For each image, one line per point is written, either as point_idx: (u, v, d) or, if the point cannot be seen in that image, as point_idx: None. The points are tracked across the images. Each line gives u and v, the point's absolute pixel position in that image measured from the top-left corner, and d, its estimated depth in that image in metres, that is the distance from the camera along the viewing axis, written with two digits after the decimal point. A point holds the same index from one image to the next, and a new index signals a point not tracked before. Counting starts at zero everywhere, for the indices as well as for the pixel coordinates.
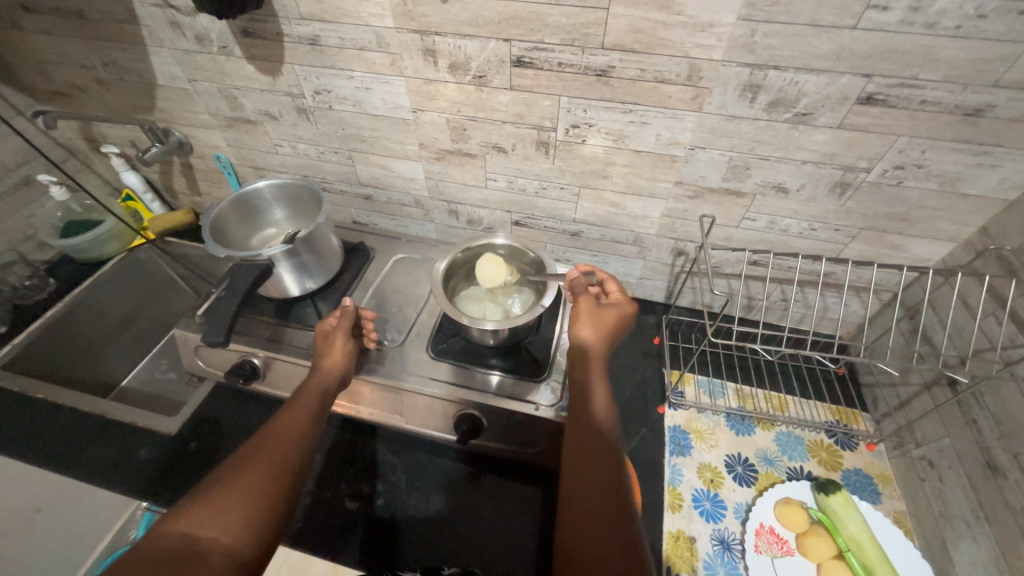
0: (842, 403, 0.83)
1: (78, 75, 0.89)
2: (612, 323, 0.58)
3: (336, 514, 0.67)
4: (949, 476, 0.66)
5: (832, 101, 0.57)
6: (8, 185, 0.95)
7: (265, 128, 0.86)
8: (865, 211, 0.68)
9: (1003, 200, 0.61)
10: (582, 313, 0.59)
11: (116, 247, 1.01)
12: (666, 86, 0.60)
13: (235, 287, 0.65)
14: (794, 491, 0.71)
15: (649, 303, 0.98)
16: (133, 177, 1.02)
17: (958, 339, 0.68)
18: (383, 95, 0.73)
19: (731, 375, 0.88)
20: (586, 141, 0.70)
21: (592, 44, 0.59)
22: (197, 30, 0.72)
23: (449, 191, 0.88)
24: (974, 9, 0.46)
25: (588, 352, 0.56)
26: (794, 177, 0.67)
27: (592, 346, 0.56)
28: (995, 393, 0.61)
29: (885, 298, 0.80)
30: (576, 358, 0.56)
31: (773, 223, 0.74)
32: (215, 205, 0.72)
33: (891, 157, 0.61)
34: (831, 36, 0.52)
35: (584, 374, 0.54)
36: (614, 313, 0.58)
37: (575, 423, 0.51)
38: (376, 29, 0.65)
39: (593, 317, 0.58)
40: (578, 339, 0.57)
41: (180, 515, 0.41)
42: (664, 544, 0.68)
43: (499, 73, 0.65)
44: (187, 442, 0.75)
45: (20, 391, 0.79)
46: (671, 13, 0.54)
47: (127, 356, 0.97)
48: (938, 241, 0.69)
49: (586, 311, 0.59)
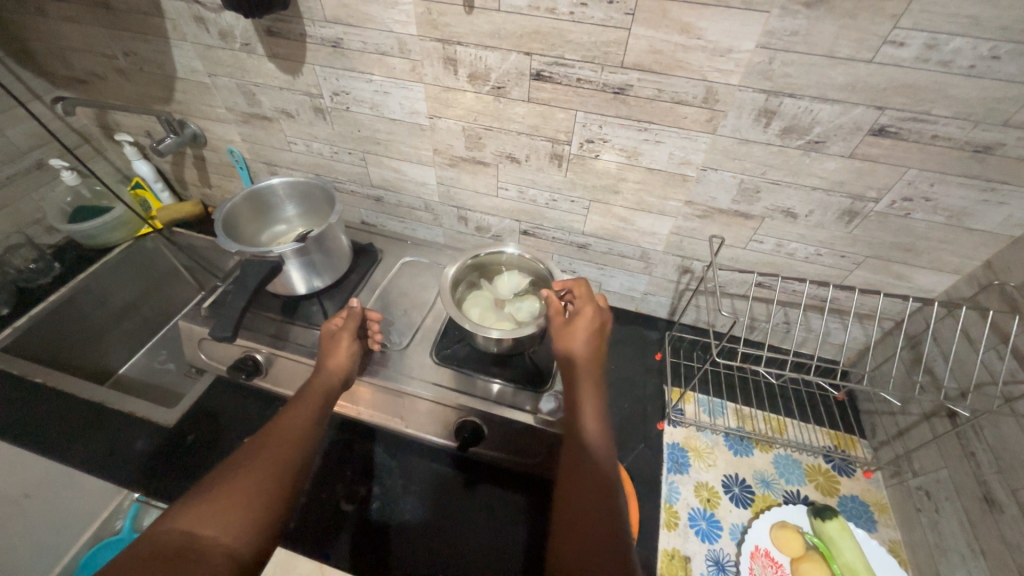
0: (840, 429, 0.84)
1: (99, 64, 0.90)
2: (586, 332, 0.57)
3: (330, 514, 0.67)
4: (945, 508, 0.66)
5: (845, 130, 0.58)
6: (21, 168, 0.96)
7: (281, 125, 0.87)
8: (871, 239, 0.69)
9: (1008, 237, 0.62)
10: (558, 329, 0.58)
11: (123, 235, 1.02)
12: (682, 107, 0.61)
13: (245, 282, 0.64)
14: (791, 515, 0.71)
15: (652, 319, 0.99)
16: (144, 167, 1.04)
17: (960, 372, 0.68)
18: (401, 100, 0.74)
19: (731, 396, 0.88)
20: (600, 156, 0.71)
21: (611, 62, 0.60)
22: (221, 26, 0.73)
23: (460, 197, 0.88)
24: (988, 50, 0.48)
25: (573, 364, 0.55)
26: (804, 203, 0.67)
27: (574, 356, 0.55)
28: (995, 427, 0.62)
29: (887, 326, 0.81)
30: (569, 374, 0.55)
31: (780, 246, 0.75)
32: (228, 200, 0.73)
33: (900, 188, 0.62)
34: (847, 68, 0.53)
35: (579, 385, 0.54)
36: (588, 317, 0.58)
37: (569, 439, 0.51)
38: (399, 35, 0.66)
39: (569, 329, 0.57)
40: (561, 354, 0.56)
41: (181, 512, 0.41)
42: (659, 561, 0.68)
43: (518, 85, 0.66)
44: (184, 435, 0.75)
45: (20, 373, 0.79)
46: (691, 37, 0.55)
47: (128, 343, 0.96)
48: (941, 273, 0.70)
49: (560, 327, 0.58)
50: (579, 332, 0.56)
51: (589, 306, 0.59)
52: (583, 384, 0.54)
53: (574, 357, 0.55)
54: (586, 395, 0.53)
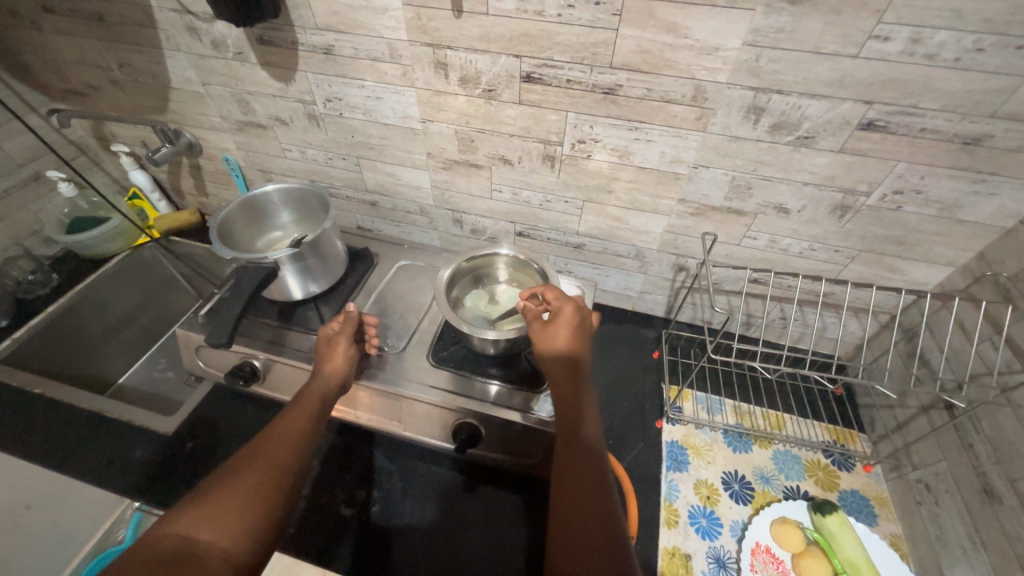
0: (839, 424, 0.84)
1: (94, 75, 0.91)
2: (568, 331, 0.56)
3: (329, 520, 0.67)
4: (945, 501, 0.66)
5: (833, 126, 0.58)
6: (18, 180, 0.97)
7: (275, 133, 0.87)
8: (864, 233, 0.69)
9: (1000, 228, 0.62)
10: (539, 330, 0.58)
11: (121, 244, 1.02)
12: (671, 106, 0.62)
13: (240, 289, 0.64)
14: (791, 511, 0.71)
15: (649, 318, 0.99)
16: (140, 177, 1.05)
17: (956, 363, 0.68)
18: (393, 105, 0.75)
19: (730, 393, 0.88)
20: (592, 156, 0.72)
21: (600, 63, 0.60)
22: (214, 36, 0.74)
23: (455, 200, 0.89)
24: (972, 42, 0.48)
25: (558, 368, 0.55)
26: (795, 199, 0.68)
27: (564, 359, 0.55)
28: (992, 418, 0.62)
29: (883, 320, 0.81)
30: (558, 375, 0.54)
31: (773, 242, 0.75)
32: (223, 207, 0.73)
33: (891, 182, 0.62)
34: (833, 64, 0.53)
35: (574, 387, 0.54)
36: (569, 316, 0.57)
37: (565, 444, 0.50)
38: (390, 41, 0.66)
39: (552, 330, 0.57)
40: (549, 356, 0.56)
41: (179, 516, 0.41)
42: (660, 560, 0.67)
43: (508, 88, 0.67)
44: (184, 442, 0.75)
45: (19, 384, 0.79)
46: (678, 36, 0.55)
47: (129, 351, 0.97)
48: (936, 266, 0.70)
49: (542, 325, 0.58)
50: (560, 331, 0.56)
51: (566, 307, 0.58)
52: (573, 385, 0.54)
53: (559, 358, 0.55)
54: (581, 400, 0.53)
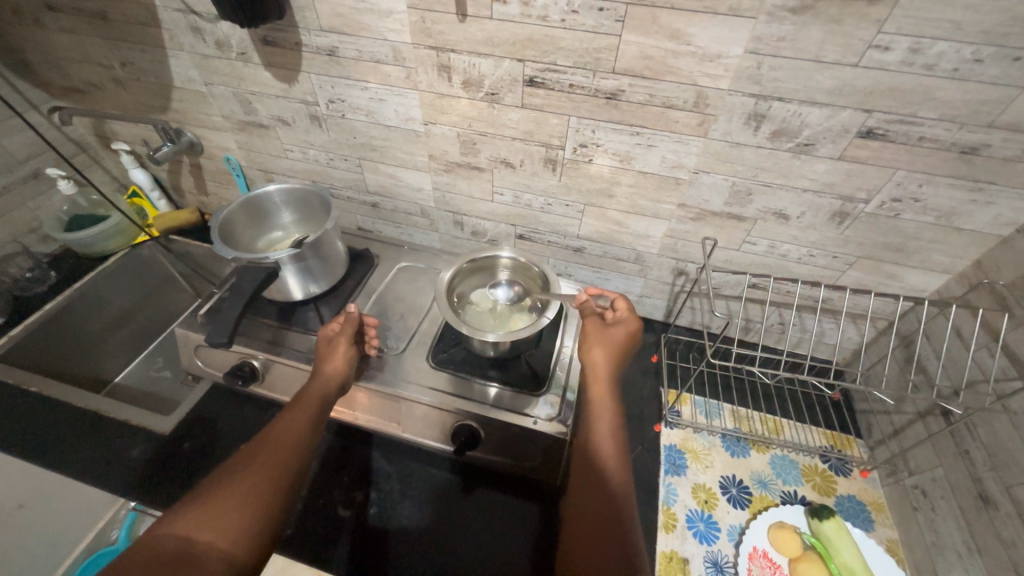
0: (836, 429, 0.84)
1: (96, 74, 0.91)
2: (618, 341, 0.60)
3: (327, 521, 0.67)
4: (941, 507, 0.66)
5: (833, 133, 0.59)
6: (17, 177, 0.96)
7: (277, 133, 0.87)
8: (862, 240, 0.70)
9: (997, 236, 0.63)
10: (591, 337, 0.62)
11: (120, 242, 1.01)
12: (673, 112, 0.62)
13: (241, 289, 0.64)
14: (788, 515, 0.71)
15: (648, 322, 0.99)
16: (141, 175, 1.04)
17: (953, 370, 0.69)
18: (396, 107, 0.75)
19: (728, 397, 0.89)
20: (593, 160, 0.72)
21: (603, 68, 0.61)
22: (217, 36, 0.74)
23: (456, 203, 0.89)
24: (971, 53, 0.49)
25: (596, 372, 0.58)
26: (795, 205, 0.68)
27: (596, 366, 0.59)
28: (988, 424, 0.63)
29: (881, 326, 0.82)
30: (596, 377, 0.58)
31: (773, 248, 0.76)
32: (225, 207, 0.73)
33: (889, 190, 0.63)
34: (833, 72, 0.54)
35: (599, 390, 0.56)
36: (627, 330, 0.62)
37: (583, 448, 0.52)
38: (394, 44, 0.66)
39: (602, 338, 0.61)
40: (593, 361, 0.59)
41: (176, 517, 0.41)
42: (658, 563, 0.67)
43: (511, 92, 0.67)
44: (181, 442, 0.74)
45: (16, 382, 0.78)
46: (681, 43, 0.56)
47: (125, 350, 0.96)
48: (933, 273, 0.71)
49: (597, 330, 0.62)
50: (611, 341, 0.61)
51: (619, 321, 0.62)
52: (599, 395, 0.56)
53: (598, 365, 0.59)
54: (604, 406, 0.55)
